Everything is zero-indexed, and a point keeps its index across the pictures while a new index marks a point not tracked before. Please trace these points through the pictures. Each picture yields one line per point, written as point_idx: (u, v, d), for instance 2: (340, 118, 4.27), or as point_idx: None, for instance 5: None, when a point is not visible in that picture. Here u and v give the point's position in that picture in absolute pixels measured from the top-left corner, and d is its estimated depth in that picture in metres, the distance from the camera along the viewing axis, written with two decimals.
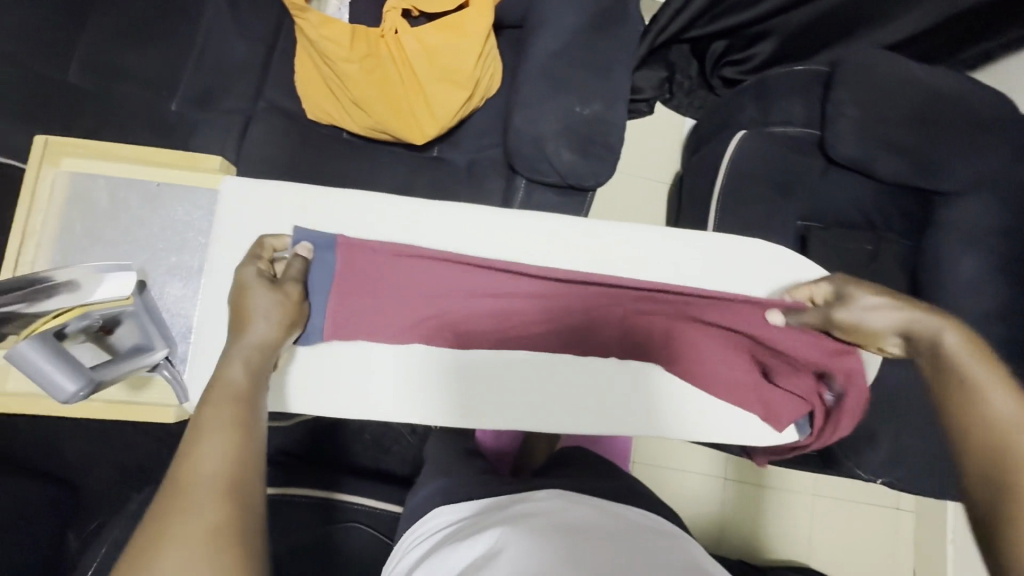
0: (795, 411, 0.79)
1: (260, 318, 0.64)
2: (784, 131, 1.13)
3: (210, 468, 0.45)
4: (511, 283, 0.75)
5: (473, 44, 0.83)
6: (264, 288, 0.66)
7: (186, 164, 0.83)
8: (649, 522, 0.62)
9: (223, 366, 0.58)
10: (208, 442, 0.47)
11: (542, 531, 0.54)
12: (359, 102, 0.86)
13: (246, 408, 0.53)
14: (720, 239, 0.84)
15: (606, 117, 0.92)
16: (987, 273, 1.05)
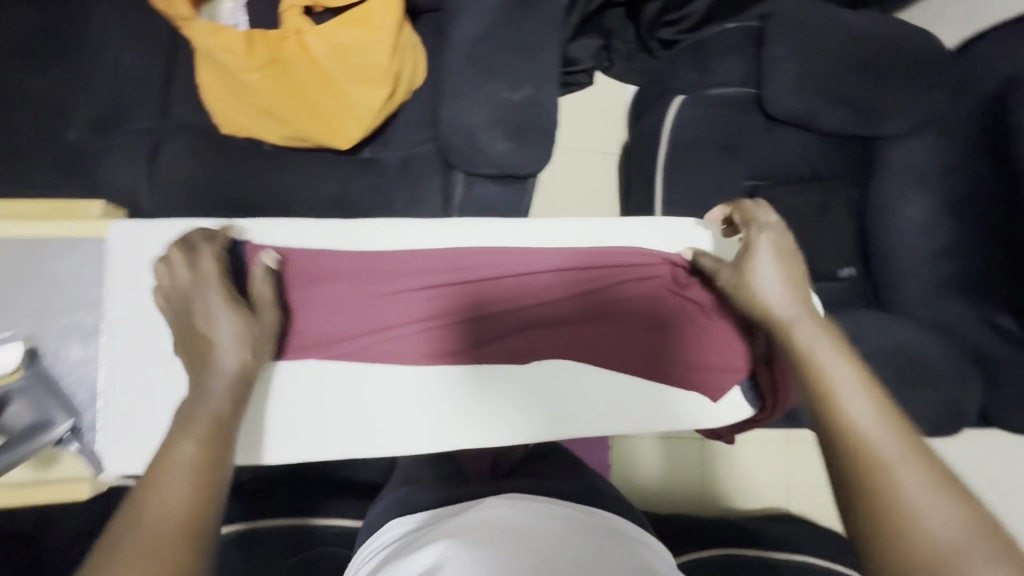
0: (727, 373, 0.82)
1: (228, 343, 0.62)
2: (722, 92, 1.10)
3: (164, 514, 0.48)
4: (427, 292, 0.78)
5: (383, 40, 0.78)
6: (231, 312, 0.64)
7: (66, 215, 0.77)
8: (601, 523, 0.61)
9: (201, 393, 0.59)
10: (165, 487, 0.50)
11: (481, 542, 0.53)
12: (273, 112, 0.80)
13: (219, 446, 0.55)
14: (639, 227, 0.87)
15: (537, 99, 0.86)
16: (932, 214, 1.06)
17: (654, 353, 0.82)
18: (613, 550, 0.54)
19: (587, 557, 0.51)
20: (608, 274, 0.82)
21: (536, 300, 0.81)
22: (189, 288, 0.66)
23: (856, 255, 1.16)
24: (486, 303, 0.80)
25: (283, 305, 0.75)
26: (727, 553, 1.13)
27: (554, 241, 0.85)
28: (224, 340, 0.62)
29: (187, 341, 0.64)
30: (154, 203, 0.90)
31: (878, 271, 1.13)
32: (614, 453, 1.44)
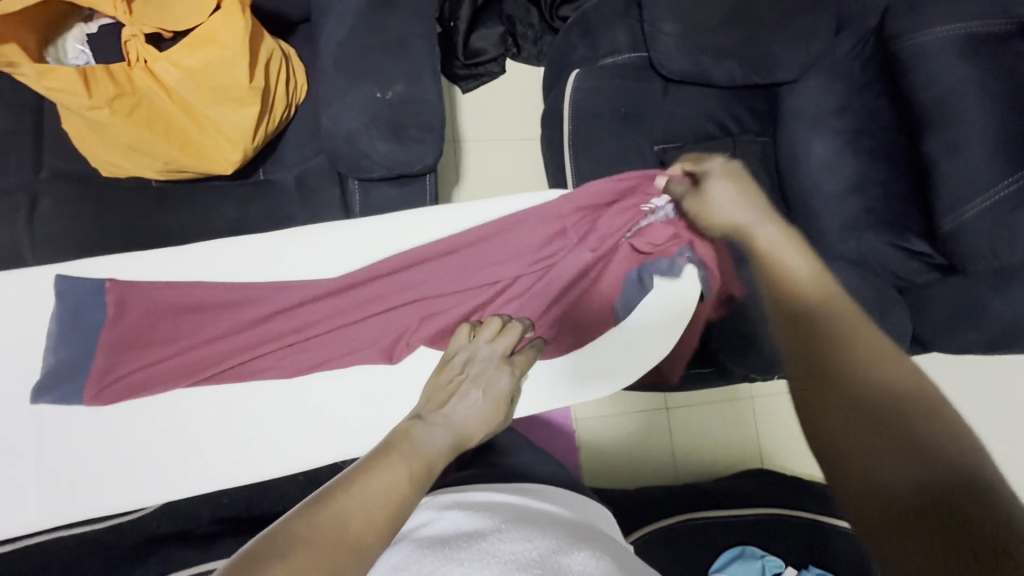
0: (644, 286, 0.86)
1: (466, 414, 0.70)
2: (614, 61, 1.10)
3: (342, 531, 0.46)
4: (275, 304, 0.80)
5: (234, 55, 0.75)
6: (497, 371, 0.75)
7: None
8: (521, 505, 0.64)
9: (435, 441, 0.64)
10: (362, 502, 0.50)
11: (407, 555, 0.52)
12: (137, 147, 0.77)
13: (414, 482, 0.56)
14: (502, 204, 0.86)
15: (414, 95, 0.86)
16: (838, 149, 1.06)
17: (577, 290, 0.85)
18: (532, 522, 0.58)
19: (504, 532, 0.54)
20: (473, 259, 0.83)
21: (386, 306, 0.82)
22: (484, 363, 0.75)
23: (776, 202, 1.16)
24: (338, 304, 0.81)
25: (143, 349, 0.77)
26: (686, 518, 1.12)
27: (415, 237, 0.84)
28: (470, 409, 0.71)
29: (434, 387, 0.73)
30: (42, 256, 0.87)
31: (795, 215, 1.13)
32: (579, 436, 1.42)
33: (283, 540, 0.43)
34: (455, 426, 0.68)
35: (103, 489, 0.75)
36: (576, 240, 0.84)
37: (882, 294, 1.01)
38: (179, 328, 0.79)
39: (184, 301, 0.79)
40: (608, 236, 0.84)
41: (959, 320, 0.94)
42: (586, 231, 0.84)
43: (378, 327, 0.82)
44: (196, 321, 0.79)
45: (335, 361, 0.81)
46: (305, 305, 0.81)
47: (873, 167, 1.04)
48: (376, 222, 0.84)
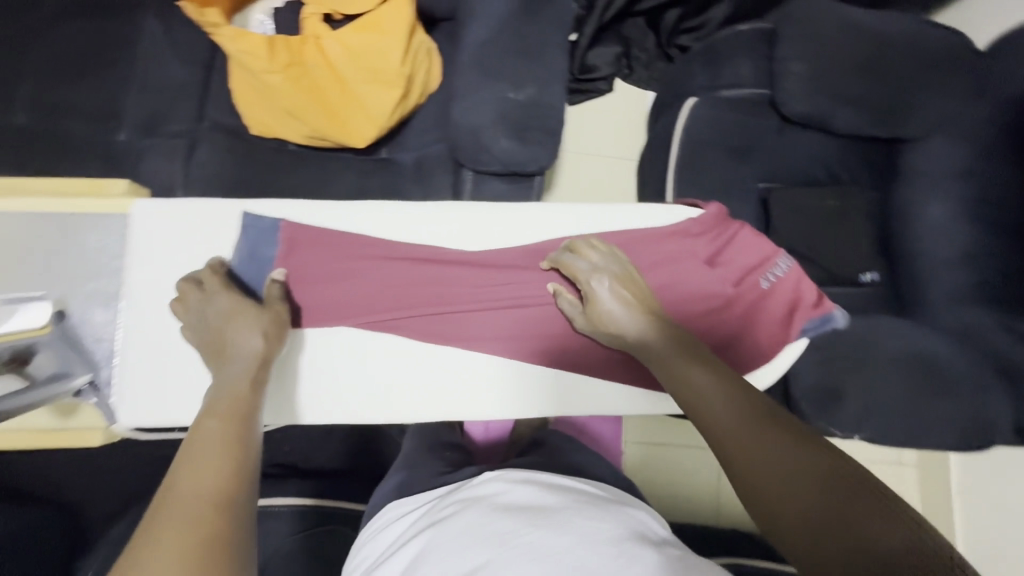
0: (767, 325, 0.82)
1: (247, 334, 0.68)
2: (733, 94, 1.11)
3: (195, 495, 0.48)
4: (402, 266, 0.83)
5: (392, 43, 0.83)
6: (245, 315, 0.70)
7: (92, 191, 0.84)
8: (593, 491, 0.62)
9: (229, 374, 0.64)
10: (186, 482, 0.49)
11: (484, 515, 0.55)
12: (292, 112, 0.87)
13: (239, 425, 0.57)
14: (632, 210, 0.85)
15: (541, 100, 0.91)
16: (956, 215, 1.01)
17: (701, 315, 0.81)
18: (610, 513, 0.56)
19: (577, 519, 0.53)
20: None
21: (502, 292, 0.83)
22: (219, 307, 0.70)
23: (878, 259, 1.12)
24: (446, 280, 0.83)
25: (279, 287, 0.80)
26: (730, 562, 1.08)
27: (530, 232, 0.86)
28: (243, 336, 0.68)
29: (209, 341, 0.69)
30: (190, 195, 0.98)
31: (898, 275, 1.09)
32: (627, 458, 1.41)
33: (148, 526, 0.46)
34: (252, 351, 0.67)
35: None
36: (704, 263, 0.82)
37: (989, 375, 0.94)
38: (306, 271, 0.80)
39: (315, 248, 0.82)
40: (738, 267, 0.83)
41: None
42: (711, 257, 0.83)
43: (477, 312, 0.82)
44: (324, 269, 0.81)
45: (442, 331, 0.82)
46: (419, 274, 0.83)
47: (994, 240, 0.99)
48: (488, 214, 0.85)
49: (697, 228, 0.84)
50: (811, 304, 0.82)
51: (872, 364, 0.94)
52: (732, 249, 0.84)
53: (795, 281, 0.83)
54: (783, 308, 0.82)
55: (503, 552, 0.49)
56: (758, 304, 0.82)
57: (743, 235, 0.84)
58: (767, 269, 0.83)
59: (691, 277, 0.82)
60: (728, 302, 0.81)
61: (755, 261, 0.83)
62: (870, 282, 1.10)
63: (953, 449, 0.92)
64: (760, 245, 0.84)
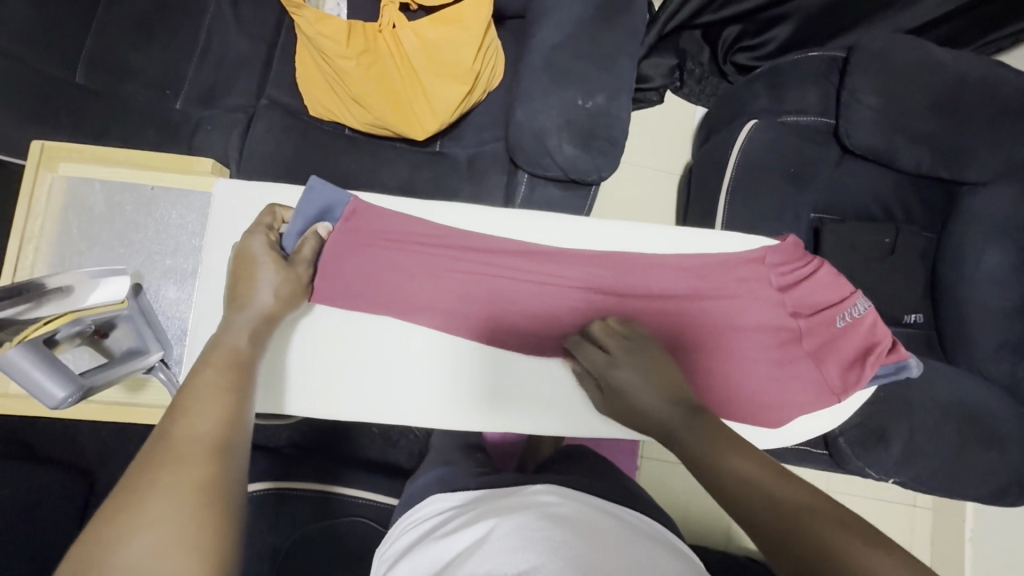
0: (833, 366, 0.82)
1: (266, 286, 0.68)
2: (797, 120, 1.09)
3: (198, 427, 0.46)
4: (466, 264, 0.81)
5: (471, 37, 0.82)
6: (272, 267, 0.70)
7: (177, 167, 0.83)
8: (639, 521, 0.60)
9: (229, 321, 0.63)
10: (192, 411, 0.47)
11: (534, 519, 0.53)
12: (358, 99, 0.86)
13: (239, 379, 0.53)
14: (701, 235, 0.85)
15: (609, 110, 0.89)
16: (1012, 266, 1.00)
17: (762, 347, 0.82)
18: (663, 549, 0.53)
19: (636, 548, 0.50)
20: (667, 280, 0.82)
21: (565, 304, 0.82)
22: (258, 249, 0.71)
23: (924, 301, 1.11)
24: (503, 286, 0.82)
25: (353, 283, 0.79)
26: None
27: (597, 245, 0.85)
28: (263, 284, 0.68)
29: (231, 275, 0.70)
30: (244, 170, 0.97)
31: (943, 320, 1.08)
32: (641, 474, 1.40)
33: (138, 463, 0.42)
34: (264, 307, 0.66)
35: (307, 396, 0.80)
36: (774, 294, 0.82)
37: None
38: (378, 263, 0.80)
39: (387, 239, 0.80)
40: (807, 301, 0.82)
41: None
42: (783, 286, 0.82)
43: (539, 322, 0.83)
44: (393, 262, 0.80)
45: (494, 334, 0.82)
46: (474, 276, 0.81)
47: None
48: (545, 220, 0.85)
49: (775, 258, 0.82)
50: (882, 351, 0.81)
51: (921, 416, 0.91)
52: (809, 284, 0.82)
53: (869, 325, 0.82)
54: (852, 349, 0.82)
55: (561, 556, 0.46)
56: (824, 342, 0.82)
57: (819, 269, 0.82)
58: (839, 306, 0.82)
59: (758, 308, 0.82)
60: (791, 336, 0.82)
61: (828, 297, 0.82)
62: (910, 322, 1.10)
63: (987, 501, 0.93)
64: (838, 282, 0.83)
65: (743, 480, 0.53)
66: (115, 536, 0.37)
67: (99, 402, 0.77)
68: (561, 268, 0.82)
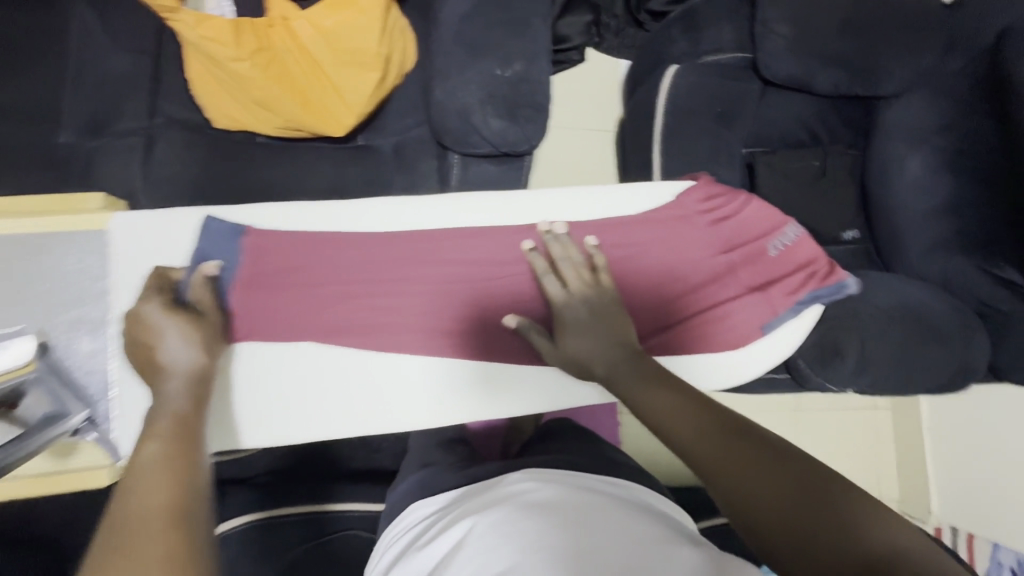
0: (774, 293, 0.84)
1: (181, 347, 0.61)
2: (717, 59, 1.09)
3: (149, 507, 0.42)
4: (401, 261, 0.80)
5: (369, 22, 0.77)
6: (175, 325, 0.63)
7: (65, 206, 0.77)
8: (613, 489, 0.61)
9: (155, 389, 0.56)
10: (139, 489, 0.44)
11: (508, 513, 0.52)
12: (263, 102, 0.81)
13: (187, 442, 0.50)
14: (623, 192, 0.86)
15: (529, 75, 0.87)
16: (932, 170, 1.05)
17: (705, 286, 0.83)
18: (637, 512, 0.54)
19: (608, 518, 0.51)
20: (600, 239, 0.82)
21: (504, 282, 0.81)
22: (151, 312, 0.63)
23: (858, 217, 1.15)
24: (445, 278, 0.80)
25: (280, 302, 0.76)
26: None
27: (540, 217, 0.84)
28: (174, 347, 0.60)
29: (135, 354, 0.62)
30: (154, 198, 0.90)
31: (879, 231, 1.13)
32: (625, 430, 1.44)
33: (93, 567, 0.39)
34: (187, 368, 0.59)
35: (271, 422, 0.76)
36: (701, 233, 0.84)
37: (966, 320, 1.00)
38: (308, 274, 0.78)
39: (313, 246, 0.78)
40: (734, 237, 0.85)
41: None
42: (710, 225, 0.84)
43: (484, 305, 0.81)
44: (324, 269, 0.78)
45: (448, 326, 0.80)
46: (416, 271, 0.80)
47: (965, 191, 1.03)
48: (482, 201, 0.83)
49: (692, 199, 0.85)
50: (815, 269, 0.84)
51: (868, 328, 0.95)
52: (737, 220, 0.85)
53: (801, 246, 0.85)
54: (789, 274, 0.84)
55: (534, 550, 0.46)
56: (759, 272, 0.84)
57: (736, 203, 0.86)
58: (765, 236, 0.85)
59: (691, 248, 0.84)
60: (729, 270, 0.84)
61: (752, 228, 0.85)
62: (849, 239, 1.15)
63: (937, 393, 1.00)
64: (763, 213, 0.86)
65: (695, 432, 0.52)
66: None
67: (36, 470, 0.71)
68: (504, 246, 0.82)
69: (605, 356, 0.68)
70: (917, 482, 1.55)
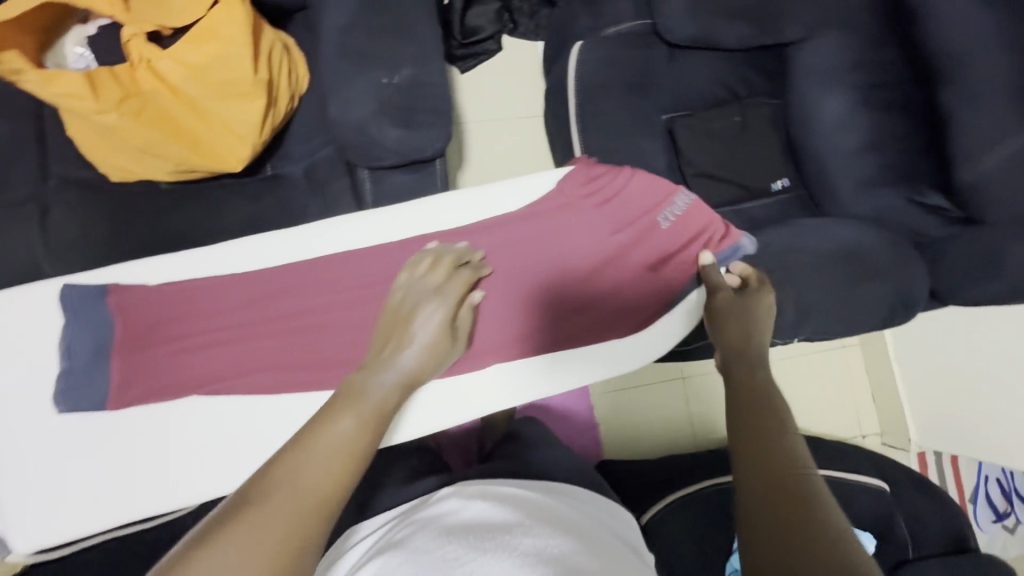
0: (672, 265, 0.86)
1: (413, 352, 0.67)
2: (618, 31, 1.08)
3: (309, 482, 0.47)
4: (297, 291, 0.80)
5: (239, 51, 0.74)
6: (429, 318, 0.70)
7: None
8: (539, 503, 0.64)
9: (376, 377, 0.62)
10: (307, 459, 0.48)
11: (434, 540, 0.54)
12: (147, 149, 0.78)
13: (370, 431, 0.55)
14: (505, 189, 0.87)
15: (422, 78, 0.84)
16: (851, 109, 1.04)
17: (604, 270, 0.84)
18: (557, 524, 0.57)
19: (527, 531, 0.53)
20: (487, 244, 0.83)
21: None
22: (417, 294, 0.72)
23: (788, 165, 1.15)
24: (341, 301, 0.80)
25: (170, 355, 0.77)
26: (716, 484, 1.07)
27: (439, 225, 0.84)
28: (414, 348, 0.67)
29: (379, 335, 0.69)
30: (57, 265, 0.86)
31: (809, 176, 1.12)
32: (602, 413, 1.40)
33: (250, 500, 0.44)
34: (402, 374, 0.65)
35: (191, 476, 0.74)
36: (591, 217, 0.85)
37: (902, 252, 1.00)
38: (198, 322, 0.78)
39: (198, 292, 0.79)
40: (623, 215, 0.86)
41: (980, 273, 0.94)
42: (597, 208, 0.86)
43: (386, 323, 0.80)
44: (212, 313, 0.78)
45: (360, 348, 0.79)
46: (315, 299, 0.80)
47: (885, 124, 1.03)
48: (379, 217, 0.83)
49: (574, 186, 0.87)
50: (706, 234, 0.87)
51: (805, 276, 0.96)
52: (624, 196, 0.87)
53: (694, 213, 0.86)
54: (682, 243, 0.86)
55: None
56: (655, 246, 0.86)
57: (619, 180, 0.87)
58: (654, 209, 0.86)
59: (585, 235, 0.85)
60: (624, 250, 0.85)
61: (639, 203, 0.87)
62: (783, 189, 1.14)
63: (882, 327, 1.00)
64: (648, 186, 0.88)
65: (771, 444, 0.58)
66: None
67: None
68: (391, 259, 0.81)
69: (753, 355, 0.72)
70: (893, 412, 1.57)
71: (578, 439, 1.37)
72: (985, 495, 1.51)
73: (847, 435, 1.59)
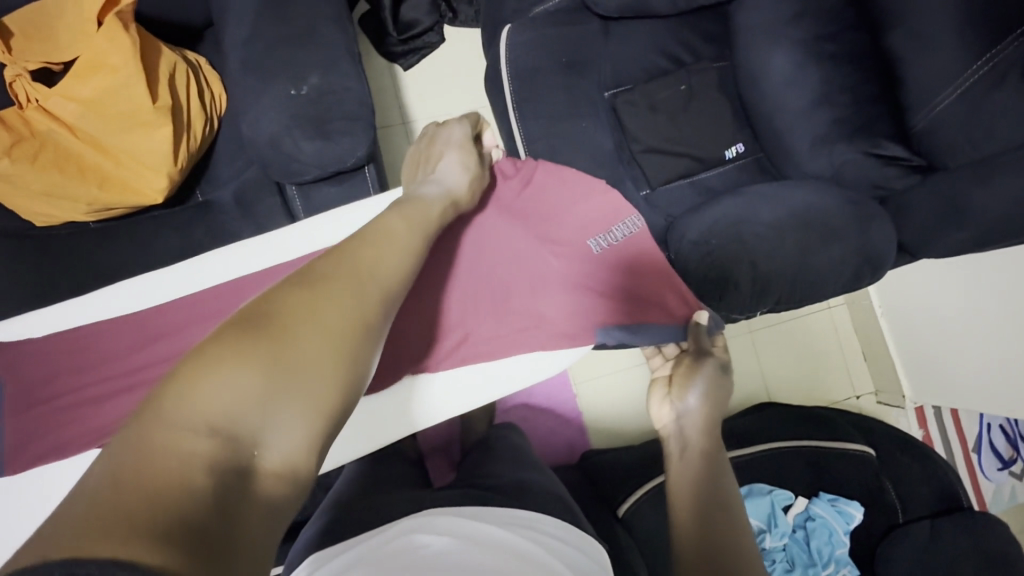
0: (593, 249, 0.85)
1: (452, 170, 0.75)
2: (546, 9, 1.04)
3: (371, 265, 0.53)
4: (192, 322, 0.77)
5: (127, 78, 0.71)
6: (456, 150, 0.78)
7: None
8: (504, 539, 0.65)
9: (417, 194, 0.70)
10: (373, 250, 0.54)
11: None
12: (51, 193, 0.74)
13: (423, 229, 0.62)
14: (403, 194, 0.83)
15: (331, 84, 0.80)
16: (797, 63, 0.98)
17: (526, 263, 0.83)
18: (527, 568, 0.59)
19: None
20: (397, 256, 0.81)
21: None
22: (445, 137, 0.80)
23: (741, 130, 1.10)
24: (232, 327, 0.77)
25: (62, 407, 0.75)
26: None
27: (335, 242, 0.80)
28: (450, 167, 0.75)
29: (411, 168, 0.79)
30: None
31: (764, 139, 1.07)
32: (584, 406, 1.37)
33: (306, 288, 0.47)
34: (447, 185, 0.73)
35: None
36: (507, 212, 0.85)
37: (864, 210, 0.95)
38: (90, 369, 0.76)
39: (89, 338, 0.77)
40: (536, 208, 0.86)
41: (945, 222, 0.89)
42: (508, 201, 0.85)
43: None
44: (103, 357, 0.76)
45: None
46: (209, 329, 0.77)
47: (834, 75, 0.97)
48: (287, 236, 0.81)
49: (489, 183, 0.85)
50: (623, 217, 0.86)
51: (760, 247, 0.92)
52: (536, 192, 0.87)
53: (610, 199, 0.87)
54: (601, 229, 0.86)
55: None
56: (574, 232, 0.86)
57: (529, 171, 0.87)
58: (568, 198, 0.87)
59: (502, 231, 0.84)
60: (542, 240, 0.85)
61: (551, 194, 0.87)
62: (737, 156, 1.09)
63: (848, 289, 0.96)
64: (559, 178, 0.88)
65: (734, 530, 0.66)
66: (272, 333, 0.43)
67: None
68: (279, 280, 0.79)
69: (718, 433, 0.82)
70: (885, 369, 1.53)
71: (561, 432, 1.35)
72: (989, 444, 1.46)
73: (841, 398, 1.56)
